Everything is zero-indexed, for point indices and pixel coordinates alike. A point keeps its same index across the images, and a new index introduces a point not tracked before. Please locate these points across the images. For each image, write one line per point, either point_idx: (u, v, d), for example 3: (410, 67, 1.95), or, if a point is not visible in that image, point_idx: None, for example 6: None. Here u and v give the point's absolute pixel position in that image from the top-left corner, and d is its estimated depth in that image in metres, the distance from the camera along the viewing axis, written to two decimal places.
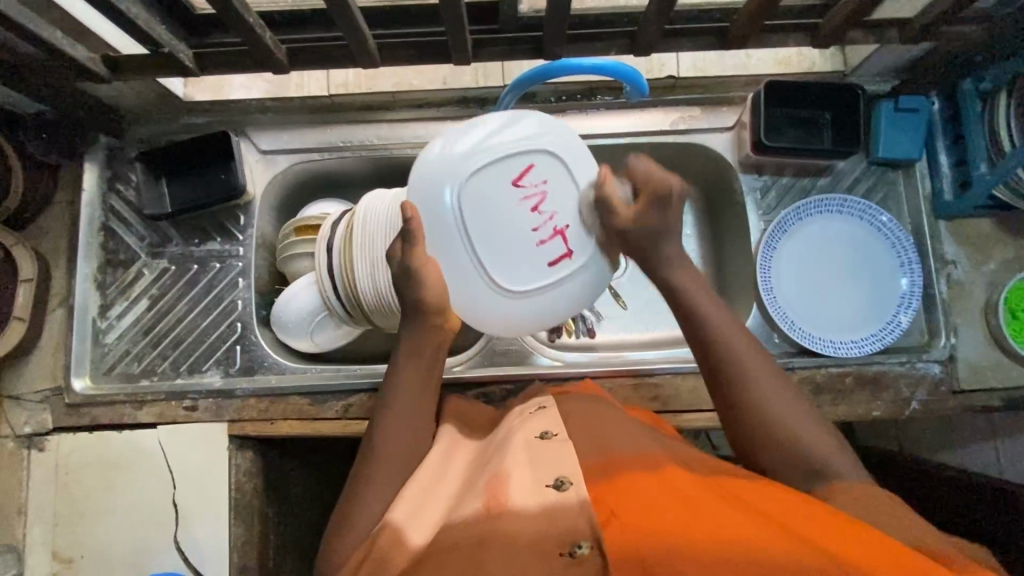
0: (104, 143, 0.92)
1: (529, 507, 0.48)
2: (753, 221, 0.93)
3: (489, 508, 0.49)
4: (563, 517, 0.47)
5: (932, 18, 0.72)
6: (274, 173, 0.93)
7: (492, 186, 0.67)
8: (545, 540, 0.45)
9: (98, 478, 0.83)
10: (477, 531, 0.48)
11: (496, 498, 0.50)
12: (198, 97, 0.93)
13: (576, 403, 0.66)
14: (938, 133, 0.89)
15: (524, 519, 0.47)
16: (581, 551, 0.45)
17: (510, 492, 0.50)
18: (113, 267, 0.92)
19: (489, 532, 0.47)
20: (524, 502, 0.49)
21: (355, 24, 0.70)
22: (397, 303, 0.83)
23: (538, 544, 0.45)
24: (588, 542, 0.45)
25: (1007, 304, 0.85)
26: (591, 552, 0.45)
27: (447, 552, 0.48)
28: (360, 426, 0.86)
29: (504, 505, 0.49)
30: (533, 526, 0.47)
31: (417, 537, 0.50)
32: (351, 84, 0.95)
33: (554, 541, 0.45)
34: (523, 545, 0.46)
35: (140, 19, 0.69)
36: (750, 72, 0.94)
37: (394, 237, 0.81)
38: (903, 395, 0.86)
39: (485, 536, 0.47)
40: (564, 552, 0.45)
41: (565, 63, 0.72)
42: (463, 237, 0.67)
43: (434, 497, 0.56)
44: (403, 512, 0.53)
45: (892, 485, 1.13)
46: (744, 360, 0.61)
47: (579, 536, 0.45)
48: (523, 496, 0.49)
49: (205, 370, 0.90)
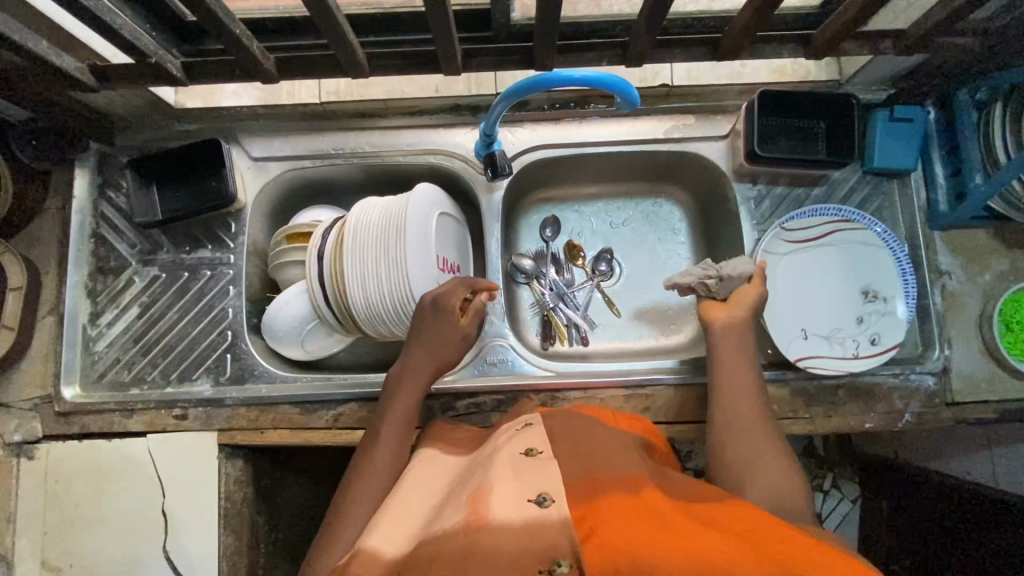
0: (95, 149, 0.92)
1: (509, 520, 0.47)
2: (858, 258, 0.89)
3: (470, 520, 0.49)
4: (545, 534, 0.46)
5: (927, 29, 0.72)
6: (266, 180, 0.93)
7: (824, 322, 0.89)
8: (527, 555, 0.45)
9: (88, 487, 0.83)
10: (457, 545, 0.47)
11: (478, 513, 0.49)
12: (188, 104, 0.92)
13: (560, 423, 0.66)
14: (933, 142, 0.88)
15: (504, 532, 0.47)
16: (560, 569, 0.44)
17: (490, 505, 0.50)
18: (103, 275, 0.91)
19: (469, 544, 0.47)
20: (506, 516, 0.48)
21: (343, 36, 0.70)
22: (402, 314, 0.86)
23: (519, 557, 0.45)
24: (568, 560, 0.44)
25: (1001, 316, 0.84)
26: (570, 569, 0.44)
27: (423, 566, 0.47)
28: (351, 435, 0.86)
29: (485, 518, 0.48)
30: (513, 539, 0.46)
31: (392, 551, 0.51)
32: (343, 92, 0.93)
33: (533, 558, 0.44)
34: (504, 556, 0.45)
35: (126, 30, 0.68)
36: (745, 81, 0.92)
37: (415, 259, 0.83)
38: (896, 407, 0.85)
39: (464, 550, 0.46)
40: (544, 569, 0.44)
41: (552, 74, 0.71)
42: (802, 313, 0.89)
43: (405, 517, 0.56)
44: (377, 537, 0.53)
45: (887, 492, 1.12)
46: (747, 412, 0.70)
47: (559, 554, 0.44)
48: (504, 509, 0.49)
49: (196, 379, 0.89)
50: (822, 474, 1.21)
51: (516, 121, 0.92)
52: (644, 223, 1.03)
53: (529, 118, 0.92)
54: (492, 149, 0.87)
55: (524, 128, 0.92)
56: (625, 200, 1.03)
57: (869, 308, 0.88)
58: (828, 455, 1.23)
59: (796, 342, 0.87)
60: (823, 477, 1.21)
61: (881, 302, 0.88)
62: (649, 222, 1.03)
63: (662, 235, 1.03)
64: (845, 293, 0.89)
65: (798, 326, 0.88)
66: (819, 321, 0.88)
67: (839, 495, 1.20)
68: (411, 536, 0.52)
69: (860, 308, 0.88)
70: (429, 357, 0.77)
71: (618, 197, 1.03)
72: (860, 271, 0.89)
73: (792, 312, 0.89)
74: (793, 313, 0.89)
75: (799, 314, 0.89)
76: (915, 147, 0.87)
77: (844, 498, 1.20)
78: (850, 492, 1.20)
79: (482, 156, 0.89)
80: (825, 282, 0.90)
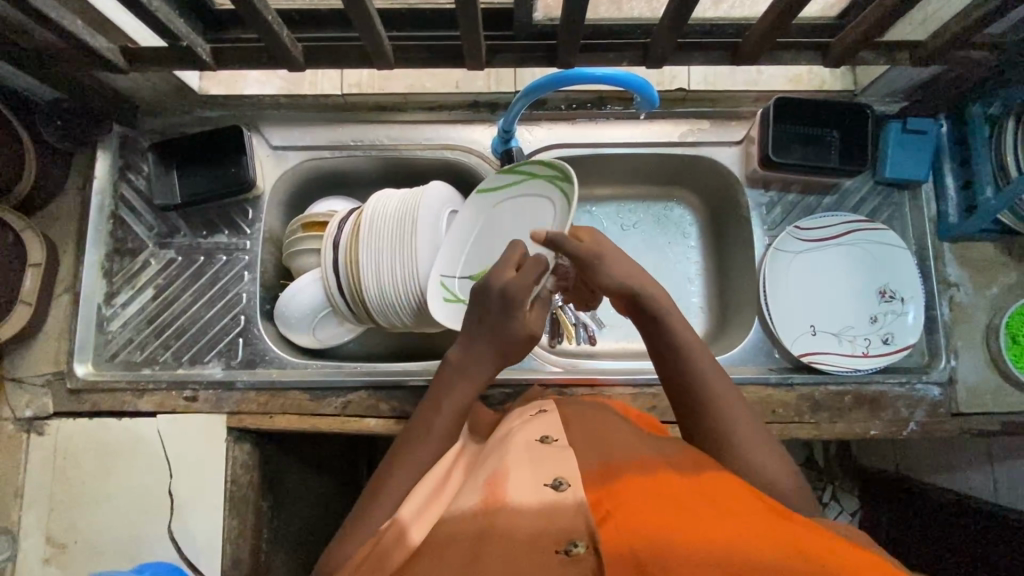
0: (117, 132, 0.93)
1: (526, 504, 0.48)
2: (880, 256, 0.90)
3: (488, 503, 0.50)
4: (562, 518, 0.46)
5: (945, 41, 0.73)
6: (285, 169, 0.94)
7: (832, 316, 0.90)
8: (541, 536, 0.45)
9: (96, 465, 0.83)
10: (476, 527, 0.48)
11: (496, 496, 0.50)
12: (213, 91, 0.95)
13: (576, 413, 0.67)
14: (945, 155, 0.89)
15: (520, 515, 0.48)
16: (577, 549, 0.44)
17: (508, 490, 0.50)
18: (121, 256, 0.92)
19: (488, 526, 0.48)
20: (522, 500, 0.49)
21: (373, 28, 0.72)
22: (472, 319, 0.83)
23: (535, 539, 0.45)
24: (585, 541, 0.44)
25: (1010, 329, 0.84)
26: (586, 551, 0.44)
27: (443, 547, 0.48)
28: (359, 423, 0.86)
29: (501, 503, 0.49)
30: (530, 522, 0.47)
31: (416, 536, 0.52)
32: (364, 83, 0.97)
33: (548, 538, 0.45)
34: (520, 540, 0.45)
35: (160, 12, 0.70)
36: (759, 88, 0.94)
37: (484, 232, 0.83)
38: (901, 415, 0.86)
39: (483, 533, 0.47)
40: (560, 549, 0.44)
41: (577, 71, 0.72)
42: (810, 304, 0.91)
43: (434, 500, 0.56)
44: (410, 513, 0.56)
45: (889, 506, 1.12)
46: (713, 393, 0.63)
47: (575, 535, 0.45)
48: (522, 493, 0.49)
49: (207, 362, 0.90)
50: (822, 486, 1.21)
51: (533, 120, 0.93)
52: (655, 225, 1.04)
53: (546, 117, 0.93)
54: (510, 146, 0.88)
55: (540, 127, 0.94)
56: (636, 203, 1.04)
57: (879, 313, 0.89)
58: (829, 467, 1.23)
59: (799, 334, 0.89)
60: (822, 489, 1.21)
61: (898, 302, 0.89)
62: (661, 224, 1.04)
63: (672, 238, 1.04)
64: (858, 292, 0.90)
65: (806, 317, 0.90)
66: (826, 316, 0.90)
67: (838, 507, 1.21)
68: (437, 516, 0.54)
69: (875, 307, 0.89)
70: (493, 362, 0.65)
71: (629, 199, 1.04)
72: (880, 271, 0.90)
73: (801, 302, 0.90)
74: (806, 308, 0.90)
75: (810, 303, 0.91)
76: (928, 158, 0.88)
77: (844, 510, 1.20)
78: (849, 504, 1.20)
79: (499, 153, 0.91)
80: (842, 275, 0.91)
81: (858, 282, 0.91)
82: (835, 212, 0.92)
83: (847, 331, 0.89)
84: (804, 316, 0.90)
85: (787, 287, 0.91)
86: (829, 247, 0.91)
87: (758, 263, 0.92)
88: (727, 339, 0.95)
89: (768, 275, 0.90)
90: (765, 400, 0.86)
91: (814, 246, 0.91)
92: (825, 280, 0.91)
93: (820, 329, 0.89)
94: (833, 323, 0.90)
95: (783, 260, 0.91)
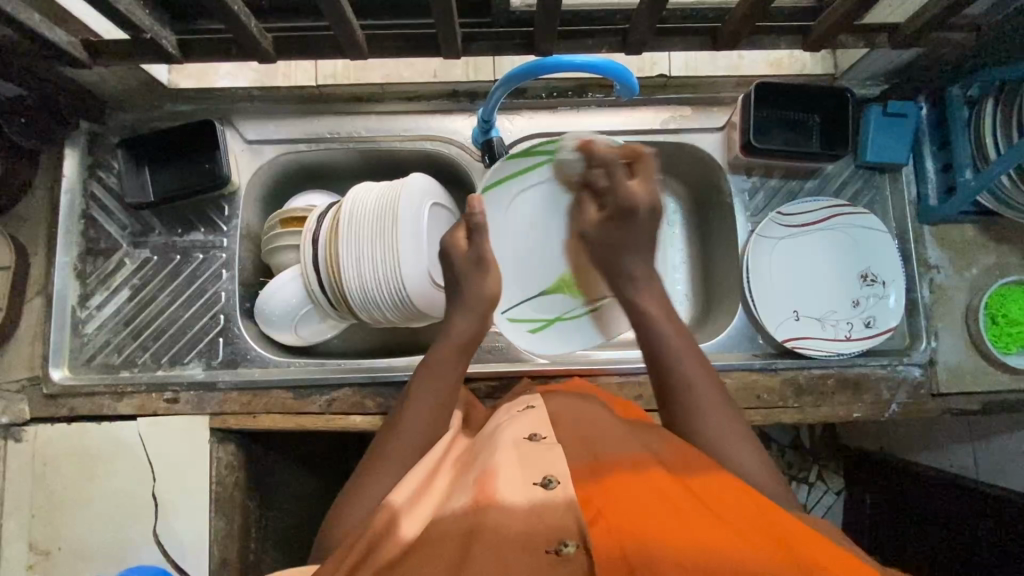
0: (85, 128, 0.91)
1: (516, 502, 0.48)
2: (861, 240, 0.90)
3: (478, 500, 0.49)
4: (552, 515, 0.47)
5: (924, 23, 0.73)
6: (261, 163, 0.92)
7: (815, 301, 0.90)
8: (534, 536, 0.45)
9: (76, 470, 0.82)
10: (465, 524, 0.47)
11: (485, 491, 0.49)
12: (182, 84, 0.91)
13: (564, 406, 0.66)
14: (925, 137, 0.90)
15: (511, 513, 0.47)
16: (567, 549, 0.44)
17: (498, 486, 0.49)
18: (93, 257, 0.90)
19: (477, 523, 0.47)
20: (513, 497, 0.48)
21: (342, 15, 0.69)
22: (573, 324, 0.91)
23: (527, 539, 0.45)
24: (575, 541, 0.45)
25: (988, 308, 0.85)
26: (577, 550, 0.44)
27: (431, 546, 0.47)
28: (344, 421, 0.86)
29: (492, 499, 0.48)
30: (521, 520, 0.46)
31: (409, 530, 0.50)
32: (340, 74, 0.93)
33: (541, 540, 0.45)
34: (511, 538, 0.45)
35: (121, 4, 0.67)
36: (742, 73, 0.93)
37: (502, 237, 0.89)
38: (884, 397, 0.87)
39: (471, 530, 0.46)
40: (550, 549, 0.45)
41: (554, 60, 0.71)
42: (792, 290, 0.91)
43: (422, 491, 0.56)
44: (401, 499, 0.54)
45: (872, 485, 1.14)
46: (698, 398, 0.63)
47: (566, 534, 0.45)
48: (512, 491, 0.49)
49: (188, 362, 0.89)
50: (808, 466, 1.23)
51: (514, 108, 0.92)
52: None
53: (526, 105, 0.92)
54: (489, 136, 0.87)
55: (521, 116, 0.92)
56: None
57: (862, 298, 0.89)
58: (815, 449, 1.25)
59: (783, 321, 0.89)
60: (808, 470, 1.23)
61: (879, 286, 0.89)
62: None
63: None
64: (840, 277, 0.91)
65: (789, 304, 0.90)
66: (809, 302, 0.90)
67: (823, 487, 1.23)
68: (426, 512, 0.52)
69: (857, 291, 0.90)
70: (472, 331, 0.70)
71: None
72: (861, 255, 0.90)
73: (783, 289, 0.91)
74: (788, 294, 0.90)
75: (793, 290, 0.91)
76: (908, 142, 0.88)
77: (829, 490, 1.23)
78: (834, 484, 1.22)
79: (479, 142, 0.89)
80: (824, 261, 0.91)
81: (840, 267, 0.91)
82: (816, 197, 0.92)
83: (830, 317, 0.90)
84: (787, 303, 0.90)
85: (770, 273, 0.91)
86: (812, 233, 0.91)
87: (743, 252, 0.91)
88: (713, 326, 0.96)
89: (750, 264, 0.90)
90: (750, 386, 0.86)
91: (796, 233, 0.91)
92: (808, 266, 0.91)
93: (803, 316, 0.90)
94: (815, 309, 0.90)
95: (764, 247, 0.90)
